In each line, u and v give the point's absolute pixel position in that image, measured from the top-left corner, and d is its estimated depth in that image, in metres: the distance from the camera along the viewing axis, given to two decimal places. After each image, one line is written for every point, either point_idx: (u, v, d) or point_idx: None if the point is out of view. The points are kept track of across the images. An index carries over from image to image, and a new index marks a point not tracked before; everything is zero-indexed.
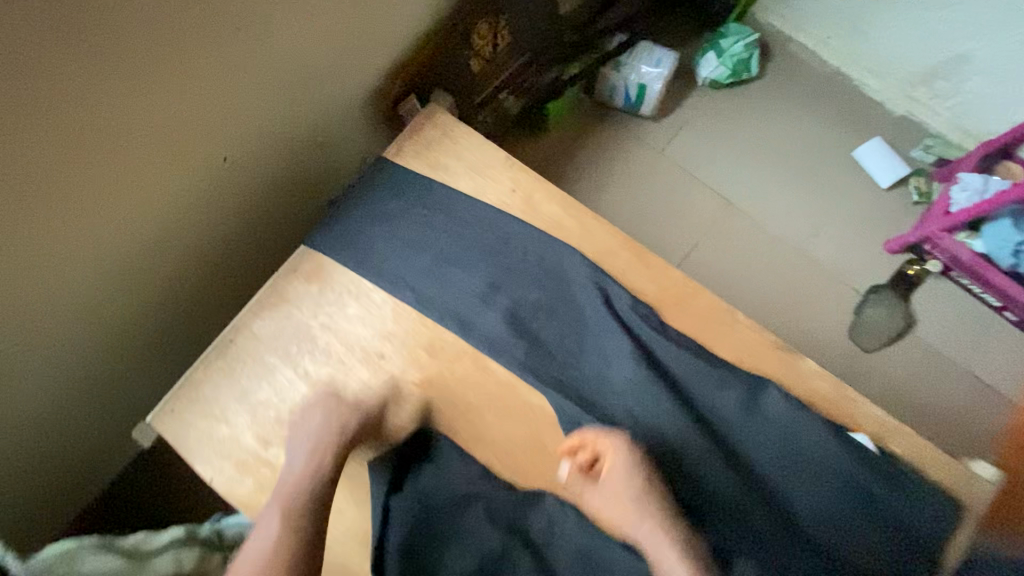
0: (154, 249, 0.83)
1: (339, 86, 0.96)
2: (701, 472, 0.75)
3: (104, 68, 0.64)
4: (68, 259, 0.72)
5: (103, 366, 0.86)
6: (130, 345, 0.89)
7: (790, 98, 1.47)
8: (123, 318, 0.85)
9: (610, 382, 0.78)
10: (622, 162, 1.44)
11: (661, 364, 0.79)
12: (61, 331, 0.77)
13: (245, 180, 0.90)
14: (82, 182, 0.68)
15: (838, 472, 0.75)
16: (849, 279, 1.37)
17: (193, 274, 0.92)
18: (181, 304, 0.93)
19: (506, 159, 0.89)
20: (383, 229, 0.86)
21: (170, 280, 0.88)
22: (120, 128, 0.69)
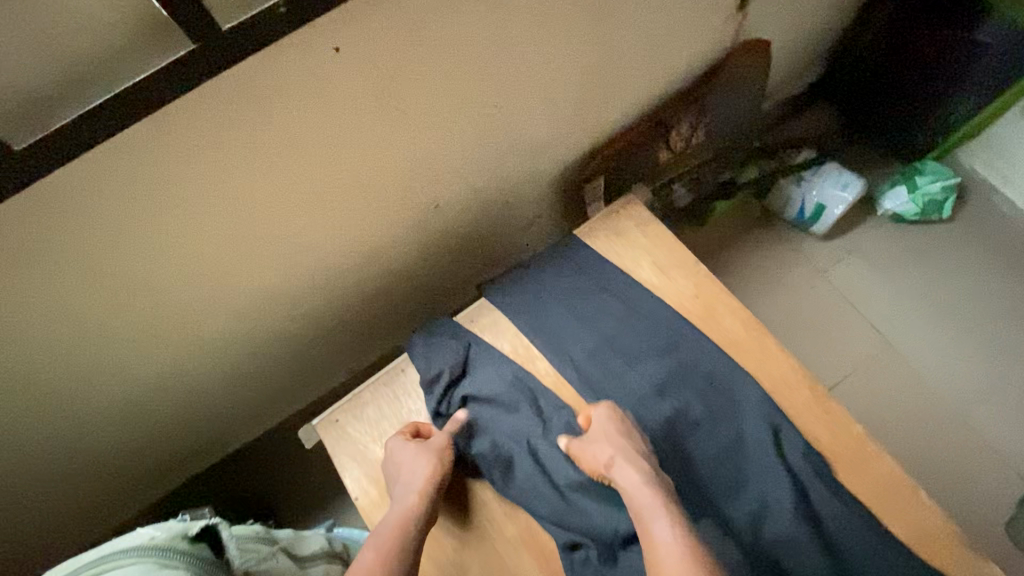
0: (353, 260, 0.94)
1: (543, 157, 1.03)
2: None
3: (378, 110, 0.74)
4: (291, 247, 0.85)
5: (276, 341, 0.99)
6: (301, 331, 1.01)
7: (981, 251, 1.36)
8: (309, 308, 0.97)
9: (764, 527, 0.74)
10: (778, 274, 1.39)
11: (823, 524, 0.74)
12: (261, 305, 0.91)
13: (440, 219, 0.99)
14: (326, 193, 0.80)
15: None
16: (1018, 468, 1.22)
17: (370, 287, 1.02)
18: (351, 310, 1.04)
19: (694, 264, 0.90)
20: (558, 302, 0.90)
21: (350, 286, 0.99)
22: (371, 158, 0.80)
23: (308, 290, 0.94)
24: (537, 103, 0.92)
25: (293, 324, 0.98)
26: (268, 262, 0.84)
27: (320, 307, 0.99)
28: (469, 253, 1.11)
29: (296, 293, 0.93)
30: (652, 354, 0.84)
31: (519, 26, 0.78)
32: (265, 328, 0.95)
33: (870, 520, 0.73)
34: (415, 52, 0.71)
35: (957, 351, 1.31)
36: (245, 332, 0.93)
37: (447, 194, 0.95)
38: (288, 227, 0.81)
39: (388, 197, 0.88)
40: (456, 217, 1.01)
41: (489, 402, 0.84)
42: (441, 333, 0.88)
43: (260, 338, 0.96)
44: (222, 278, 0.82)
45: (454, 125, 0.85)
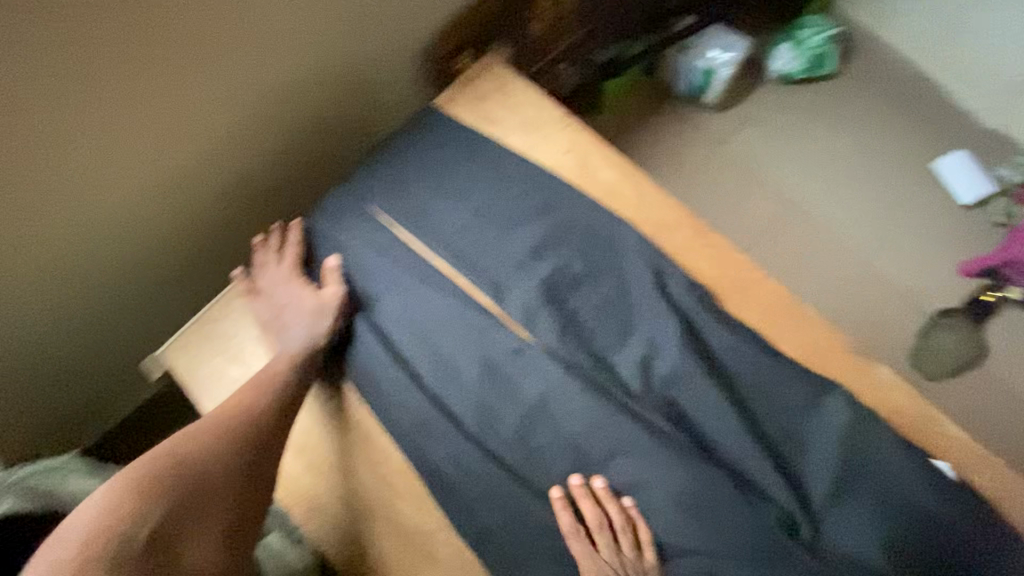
0: (192, 172, 0.81)
1: (396, 34, 0.91)
2: (739, 465, 0.67)
3: None
4: (103, 156, 0.71)
5: (114, 290, 0.84)
6: (143, 274, 0.85)
7: (870, 100, 1.36)
8: (146, 242, 0.83)
9: (653, 367, 0.71)
10: (680, 153, 1.35)
11: (713, 355, 0.71)
12: (80, 244, 0.76)
13: (285, 116, 0.86)
14: (111, 78, 0.67)
15: (899, 495, 0.65)
16: (918, 302, 1.25)
17: (222, 212, 0.88)
18: (205, 240, 0.89)
19: (565, 118, 0.83)
20: (420, 175, 0.80)
21: (195, 211, 0.85)
22: (171, 31, 0.68)
23: (130, 219, 0.79)
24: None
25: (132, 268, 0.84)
26: (76, 180, 0.71)
27: (163, 243, 0.85)
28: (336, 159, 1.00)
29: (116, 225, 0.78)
30: (527, 215, 0.78)
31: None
32: (96, 279, 0.80)
33: (760, 341, 0.71)
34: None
35: (855, 201, 1.32)
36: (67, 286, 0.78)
37: (285, 82, 0.83)
38: (73, 126, 0.67)
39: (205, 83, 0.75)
40: (309, 114, 0.89)
41: (371, 276, 0.76)
42: (336, 205, 0.80)
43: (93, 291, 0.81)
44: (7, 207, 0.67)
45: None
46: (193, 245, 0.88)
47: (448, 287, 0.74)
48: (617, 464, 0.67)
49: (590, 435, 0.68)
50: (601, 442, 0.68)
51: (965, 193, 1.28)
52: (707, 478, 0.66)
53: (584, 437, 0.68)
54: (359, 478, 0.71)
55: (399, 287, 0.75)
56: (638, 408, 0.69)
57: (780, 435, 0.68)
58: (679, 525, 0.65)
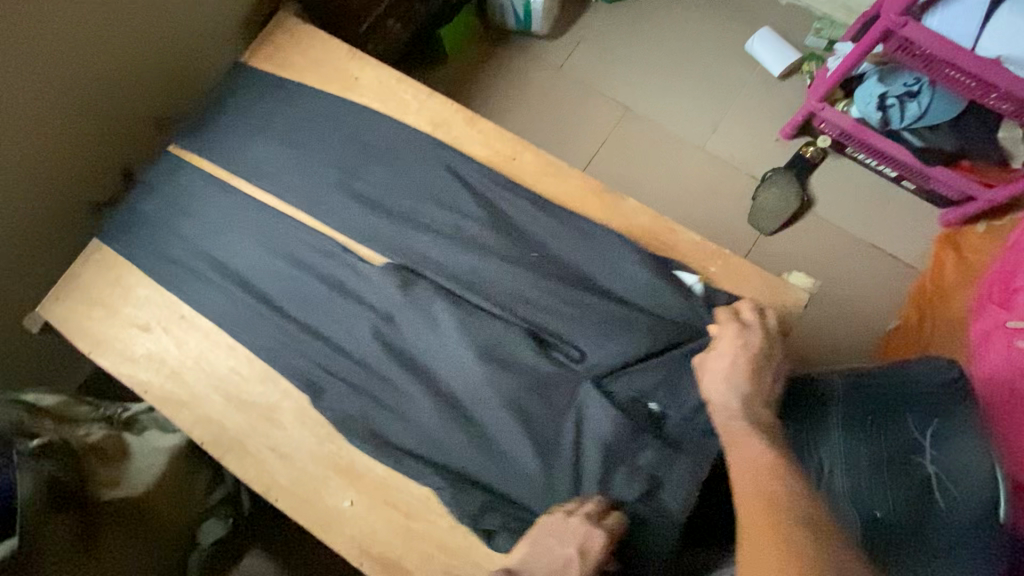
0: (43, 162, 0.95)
1: (196, 10, 1.07)
2: (532, 304, 0.80)
3: None
4: None
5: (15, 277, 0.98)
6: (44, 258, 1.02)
7: (681, 1, 1.50)
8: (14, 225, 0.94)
9: (455, 240, 0.84)
10: (523, 83, 1.51)
11: (502, 219, 0.86)
12: None
13: (112, 99, 1.01)
14: None
15: (660, 299, 0.79)
16: (748, 169, 1.40)
17: (73, 186, 1.01)
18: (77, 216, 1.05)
19: (351, 51, 0.96)
20: (224, 121, 0.93)
21: (61, 199, 1.00)
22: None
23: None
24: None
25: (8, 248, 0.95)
26: None
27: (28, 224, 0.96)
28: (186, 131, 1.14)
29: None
30: (329, 137, 0.91)
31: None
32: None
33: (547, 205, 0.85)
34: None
35: (682, 92, 1.46)
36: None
37: (101, 67, 0.97)
38: None
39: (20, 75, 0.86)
40: (126, 86, 1.02)
41: (207, 215, 0.89)
42: (164, 162, 0.92)
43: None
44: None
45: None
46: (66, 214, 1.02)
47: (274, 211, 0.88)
48: (434, 326, 0.80)
49: (409, 308, 0.81)
50: (419, 311, 0.81)
51: (776, 66, 1.42)
52: (500, 326, 0.78)
53: (405, 311, 0.81)
54: (213, 373, 0.84)
55: (227, 219, 0.88)
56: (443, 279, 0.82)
57: (567, 281, 0.81)
58: (482, 360, 0.78)
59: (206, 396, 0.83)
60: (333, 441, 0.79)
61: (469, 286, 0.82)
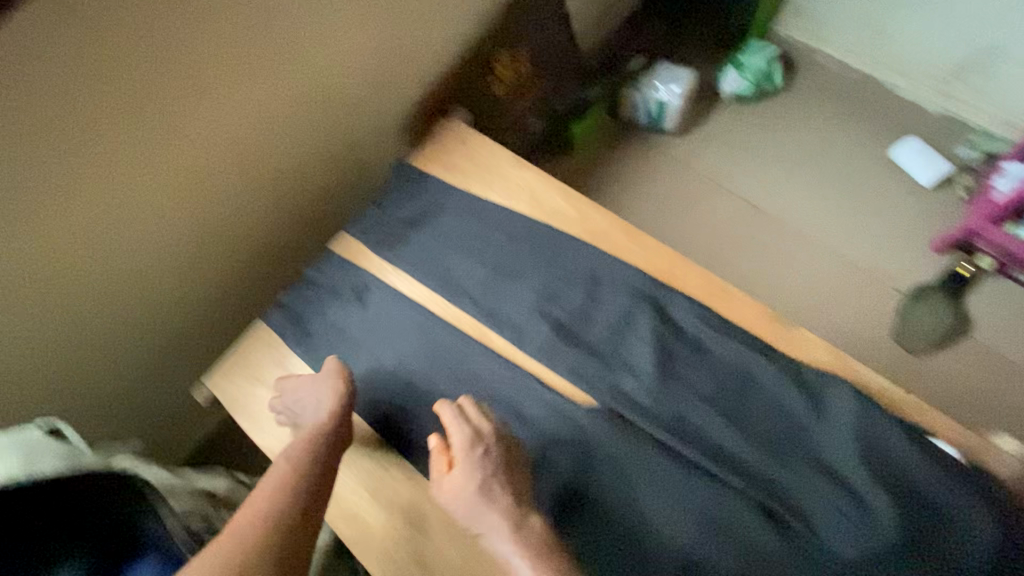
0: (225, 236, 1.05)
1: (371, 112, 1.14)
2: (717, 440, 0.76)
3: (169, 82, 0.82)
4: (144, 228, 0.92)
5: (181, 327, 1.08)
6: (208, 316, 1.12)
7: (817, 104, 1.47)
8: (181, 285, 1.03)
9: (633, 361, 0.81)
10: (646, 176, 1.52)
11: (679, 337, 0.82)
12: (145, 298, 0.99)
13: (291, 186, 1.10)
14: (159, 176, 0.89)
15: (865, 451, 0.72)
16: (892, 282, 1.31)
17: (238, 258, 1.10)
18: (240, 284, 1.13)
19: (513, 158, 1.00)
20: (396, 216, 0.99)
21: (231, 266, 1.10)
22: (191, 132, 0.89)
23: (167, 266, 0.98)
24: (345, 52, 1.01)
25: (173, 302, 1.04)
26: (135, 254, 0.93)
27: (193, 285, 1.05)
28: (339, 214, 1.23)
29: (153, 269, 0.97)
30: (501, 241, 0.93)
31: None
32: (144, 312, 1.00)
33: (745, 336, 0.81)
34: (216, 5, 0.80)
35: (817, 197, 1.41)
36: (122, 317, 0.97)
37: (284, 158, 1.05)
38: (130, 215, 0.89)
39: (222, 161, 0.96)
40: (305, 178, 1.11)
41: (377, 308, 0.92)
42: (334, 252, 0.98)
43: (140, 318, 1.00)
44: (62, 256, 0.84)
45: (275, 80, 0.94)
46: (225, 282, 1.11)
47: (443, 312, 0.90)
48: (612, 457, 0.76)
49: (585, 433, 0.78)
50: (595, 438, 0.77)
51: (925, 177, 1.35)
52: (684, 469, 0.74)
53: (580, 435, 0.78)
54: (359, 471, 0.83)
55: (391, 314, 0.91)
56: (631, 407, 0.79)
57: (768, 424, 0.76)
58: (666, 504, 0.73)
59: (350, 493, 0.82)
60: (476, 560, 0.76)
61: (660, 420, 0.78)
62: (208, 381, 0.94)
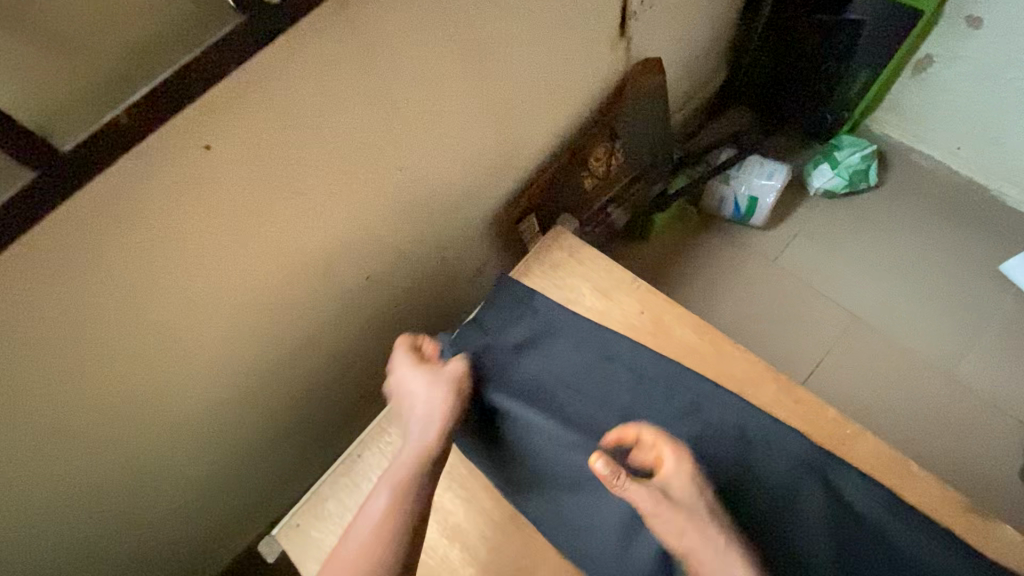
0: (301, 348, 0.92)
1: (464, 211, 1.03)
2: None
3: (277, 188, 0.69)
4: (217, 346, 0.79)
5: (238, 445, 0.96)
6: (268, 429, 0.99)
7: (916, 206, 1.39)
8: (241, 405, 0.90)
9: (807, 556, 0.68)
10: (733, 272, 1.39)
11: (861, 526, 0.70)
12: (206, 416, 0.86)
13: (375, 294, 0.98)
14: (251, 292, 0.77)
15: None
16: (1014, 412, 1.20)
17: (305, 371, 0.97)
18: (305, 394, 1.01)
19: (633, 280, 0.89)
20: (503, 342, 0.86)
21: (300, 378, 0.97)
22: (295, 243, 0.77)
23: (228, 391, 0.86)
24: (446, 152, 0.90)
25: (229, 423, 0.91)
26: (209, 370, 0.81)
27: (256, 404, 0.93)
28: (410, 315, 1.09)
29: (211, 397, 0.84)
30: (632, 386, 0.81)
31: (421, 73, 0.76)
32: (198, 435, 0.87)
33: (943, 535, 0.68)
34: (315, 116, 0.67)
35: (922, 309, 1.31)
36: (175, 442, 0.85)
37: (375, 263, 0.93)
38: (210, 333, 0.76)
39: (302, 287, 0.84)
40: (387, 286, 0.99)
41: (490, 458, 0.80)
42: None
43: (195, 441, 0.88)
44: (112, 391, 0.71)
45: (371, 197, 0.83)
46: (287, 395, 0.97)
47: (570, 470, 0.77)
48: None
49: None
50: None
51: None
52: None
53: None
54: None
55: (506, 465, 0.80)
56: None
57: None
58: None
59: None
60: None
61: None
62: (277, 534, 0.80)
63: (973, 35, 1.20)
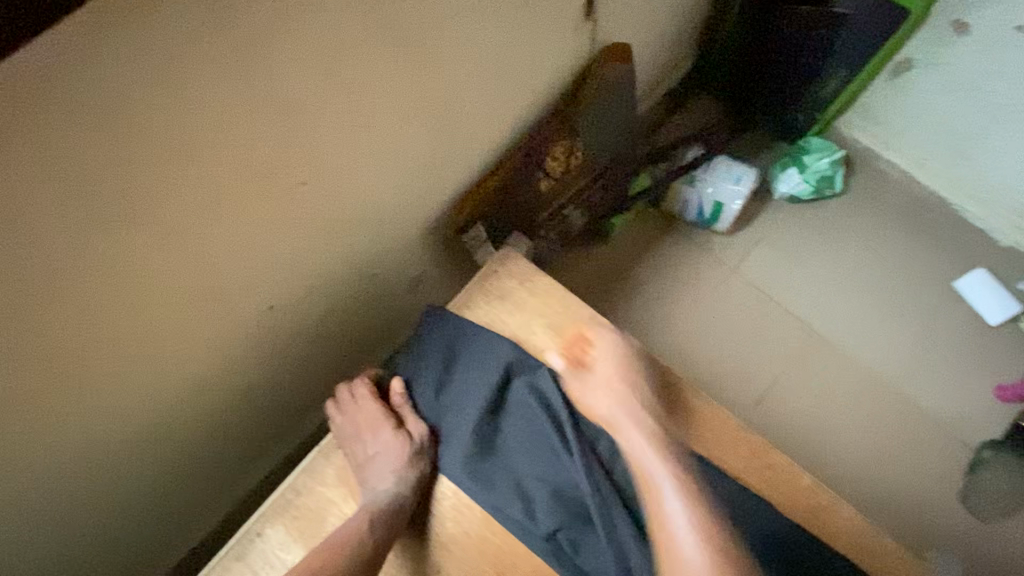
0: (187, 385, 0.77)
1: (393, 219, 0.88)
2: None
3: (113, 202, 0.55)
4: (60, 392, 0.64)
5: (113, 498, 0.80)
6: (152, 476, 0.83)
7: (879, 215, 1.33)
8: (106, 455, 0.74)
9: None
10: (692, 283, 1.31)
11: None
12: (59, 473, 0.70)
13: (283, 318, 0.83)
14: (98, 326, 0.62)
15: None
16: (959, 434, 1.19)
17: (193, 408, 0.81)
18: (201, 433, 0.85)
19: (594, 317, 0.77)
20: (442, 390, 0.73)
21: (193, 416, 0.82)
22: (159, 264, 0.63)
23: (80, 444, 0.70)
24: (357, 148, 0.74)
25: (91, 480, 0.75)
26: (52, 420, 0.65)
27: (124, 452, 0.76)
28: (334, 338, 0.94)
29: (53, 454, 0.68)
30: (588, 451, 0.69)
31: (313, 51, 0.60)
32: (44, 499, 0.71)
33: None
34: (154, 103, 0.52)
35: (877, 325, 1.27)
36: (11, 515, 0.68)
37: (279, 285, 0.78)
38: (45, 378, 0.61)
39: (170, 313, 0.68)
40: (294, 307, 0.83)
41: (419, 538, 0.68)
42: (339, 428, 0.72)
43: (40, 510, 0.71)
44: None
45: (255, 205, 0.68)
46: (173, 438, 0.81)
47: (510, 551, 0.66)
48: None
49: None
50: None
51: (993, 314, 1.25)
52: None
53: None
54: None
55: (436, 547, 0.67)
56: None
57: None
58: None
59: None
60: None
61: None
62: None
63: (956, 42, 1.13)
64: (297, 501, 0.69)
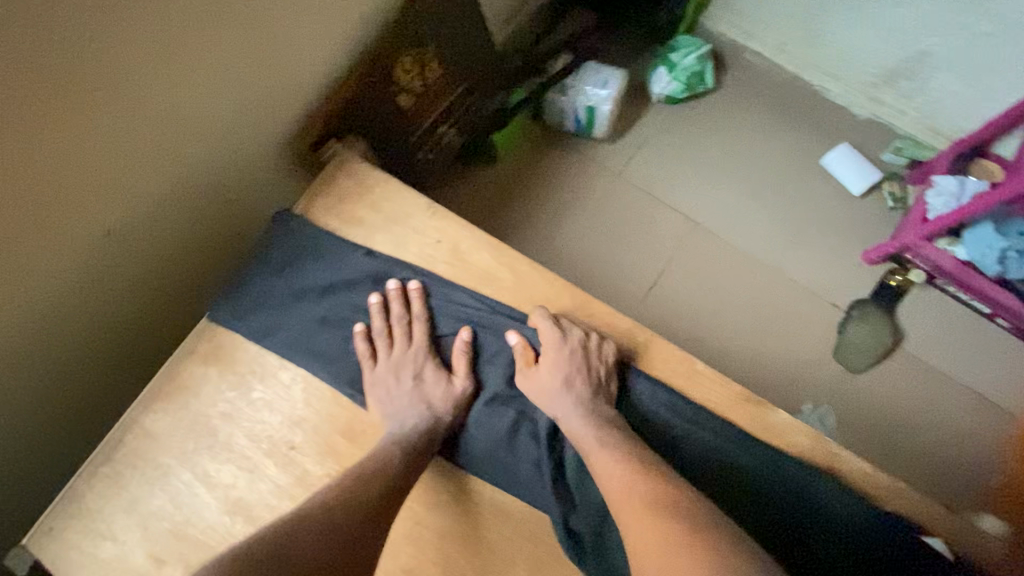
0: (42, 330, 0.75)
1: (237, 144, 0.88)
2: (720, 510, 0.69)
3: None
4: None
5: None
6: (32, 434, 0.81)
7: (750, 104, 1.39)
8: None
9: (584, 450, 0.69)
10: (578, 191, 1.35)
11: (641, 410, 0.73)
12: None
13: (134, 252, 0.82)
14: None
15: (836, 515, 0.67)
16: (831, 297, 1.28)
17: (70, 364, 0.81)
18: (74, 384, 0.83)
19: (428, 205, 0.80)
20: (284, 287, 0.78)
21: (63, 364, 0.80)
22: None
23: None
24: (172, 68, 0.73)
25: None
26: None
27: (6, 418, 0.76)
28: (201, 275, 0.95)
29: None
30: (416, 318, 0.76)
31: None
32: None
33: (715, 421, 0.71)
34: None
35: (753, 207, 1.34)
36: None
37: (119, 216, 0.78)
38: None
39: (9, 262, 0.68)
40: (147, 242, 0.83)
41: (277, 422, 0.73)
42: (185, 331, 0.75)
43: None
44: None
45: (67, 139, 0.67)
46: (44, 392, 0.79)
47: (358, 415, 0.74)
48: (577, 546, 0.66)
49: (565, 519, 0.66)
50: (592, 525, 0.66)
51: (857, 185, 1.32)
52: None
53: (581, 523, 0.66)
54: None
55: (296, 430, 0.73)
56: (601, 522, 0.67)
57: (755, 528, 0.68)
58: None
59: None
60: None
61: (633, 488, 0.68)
62: (34, 535, 0.71)
63: None
64: (155, 408, 0.74)
